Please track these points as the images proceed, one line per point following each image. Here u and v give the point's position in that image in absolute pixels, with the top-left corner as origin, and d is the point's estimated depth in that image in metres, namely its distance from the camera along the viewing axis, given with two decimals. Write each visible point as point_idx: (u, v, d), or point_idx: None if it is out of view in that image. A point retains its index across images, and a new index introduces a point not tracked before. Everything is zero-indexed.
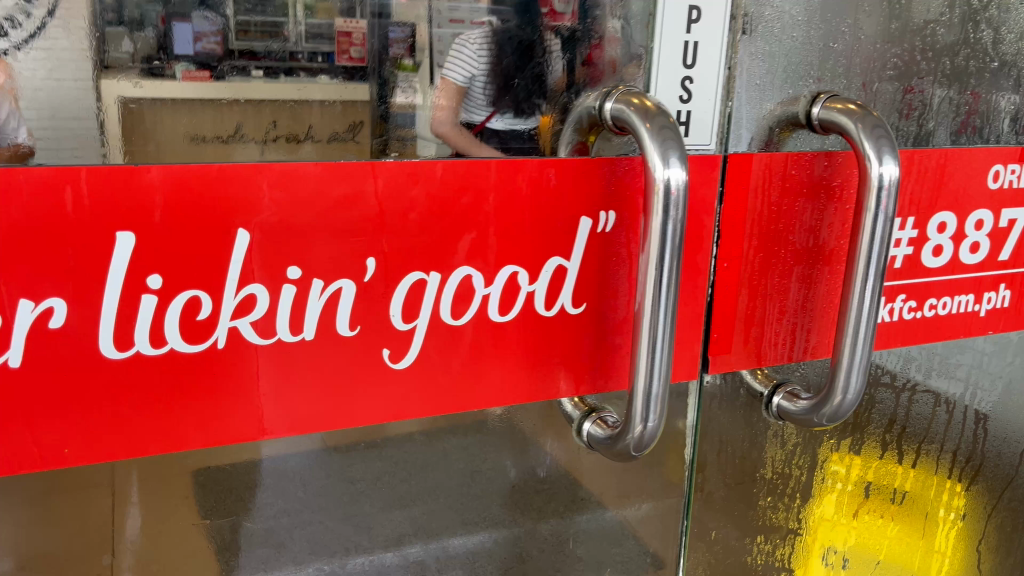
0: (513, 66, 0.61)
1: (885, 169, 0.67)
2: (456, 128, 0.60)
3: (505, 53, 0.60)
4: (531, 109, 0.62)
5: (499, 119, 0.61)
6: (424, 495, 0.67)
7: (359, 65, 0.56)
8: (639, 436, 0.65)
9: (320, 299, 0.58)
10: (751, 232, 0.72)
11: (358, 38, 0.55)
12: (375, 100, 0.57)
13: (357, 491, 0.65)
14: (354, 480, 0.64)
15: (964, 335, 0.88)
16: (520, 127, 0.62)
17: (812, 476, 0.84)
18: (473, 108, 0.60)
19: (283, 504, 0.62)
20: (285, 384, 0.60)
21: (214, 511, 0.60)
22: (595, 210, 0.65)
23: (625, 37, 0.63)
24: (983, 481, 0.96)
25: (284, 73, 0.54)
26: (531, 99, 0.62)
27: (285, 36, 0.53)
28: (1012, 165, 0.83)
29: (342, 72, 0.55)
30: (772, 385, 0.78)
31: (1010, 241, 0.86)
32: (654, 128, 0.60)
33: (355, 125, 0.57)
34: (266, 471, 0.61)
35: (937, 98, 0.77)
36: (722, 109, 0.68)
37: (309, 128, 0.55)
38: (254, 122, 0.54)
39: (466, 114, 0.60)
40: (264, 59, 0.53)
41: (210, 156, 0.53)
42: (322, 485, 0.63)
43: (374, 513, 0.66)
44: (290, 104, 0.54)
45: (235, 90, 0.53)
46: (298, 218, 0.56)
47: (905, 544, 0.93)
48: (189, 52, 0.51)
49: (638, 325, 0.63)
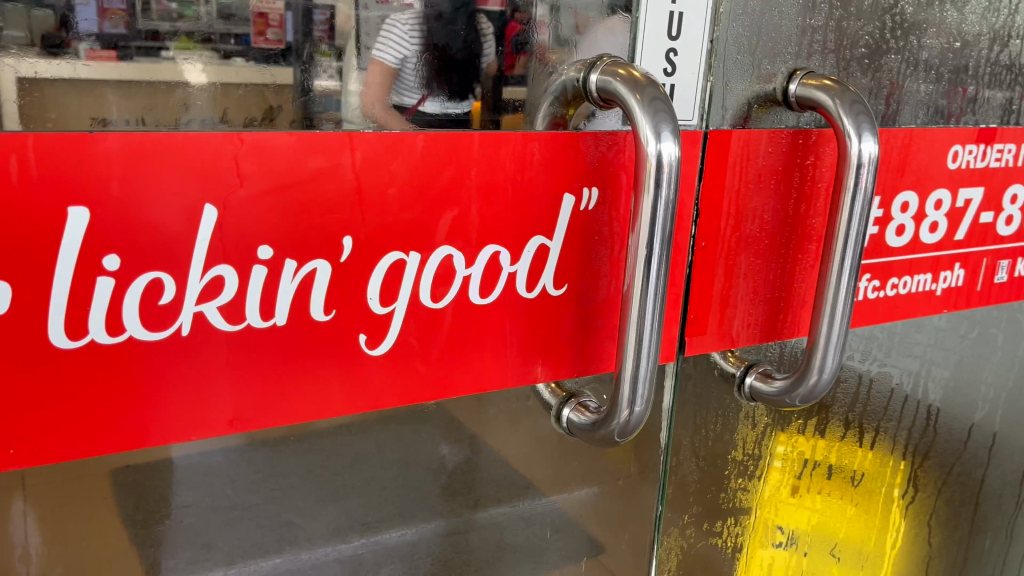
0: (444, 49, 0.56)
1: (864, 146, 0.67)
2: (386, 110, 0.55)
3: (434, 34, 0.55)
4: (465, 93, 0.57)
5: (432, 103, 0.56)
6: (360, 487, 0.61)
7: (278, 47, 0.50)
8: (625, 422, 0.63)
9: (293, 282, 0.54)
10: (728, 212, 0.71)
11: (275, 19, 0.50)
12: (297, 83, 0.51)
13: (288, 485, 0.58)
14: (284, 475, 0.58)
15: (922, 314, 0.89)
16: (453, 110, 0.57)
17: (767, 458, 0.84)
18: (403, 91, 0.55)
19: (208, 502, 0.55)
20: (255, 374, 0.55)
21: (164, 508, 0.54)
22: (578, 187, 0.63)
23: (553, 22, 0.59)
24: (936, 458, 0.97)
25: (196, 54, 0.48)
26: (465, 82, 0.57)
27: (194, 16, 0.48)
28: (970, 145, 0.84)
29: (259, 54, 0.50)
30: (744, 366, 0.77)
31: (965, 221, 0.87)
32: (645, 99, 0.58)
33: (275, 110, 0.51)
34: (237, 471, 0.56)
35: (903, 77, 0.77)
36: (704, 84, 0.67)
37: (223, 114, 0.50)
38: (164, 107, 0.48)
39: (397, 97, 0.55)
40: (175, 39, 0.47)
41: (171, 125, 0.48)
42: (251, 481, 0.57)
43: (306, 507, 0.59)
44: (203, 89, 0.49)
45: (143, 71, 0.47)
46: (270, 194, 0.52)
47: (863, 522, 0.94)
48: (93, 29, 0.45)
49: (628, 306, 0.61)
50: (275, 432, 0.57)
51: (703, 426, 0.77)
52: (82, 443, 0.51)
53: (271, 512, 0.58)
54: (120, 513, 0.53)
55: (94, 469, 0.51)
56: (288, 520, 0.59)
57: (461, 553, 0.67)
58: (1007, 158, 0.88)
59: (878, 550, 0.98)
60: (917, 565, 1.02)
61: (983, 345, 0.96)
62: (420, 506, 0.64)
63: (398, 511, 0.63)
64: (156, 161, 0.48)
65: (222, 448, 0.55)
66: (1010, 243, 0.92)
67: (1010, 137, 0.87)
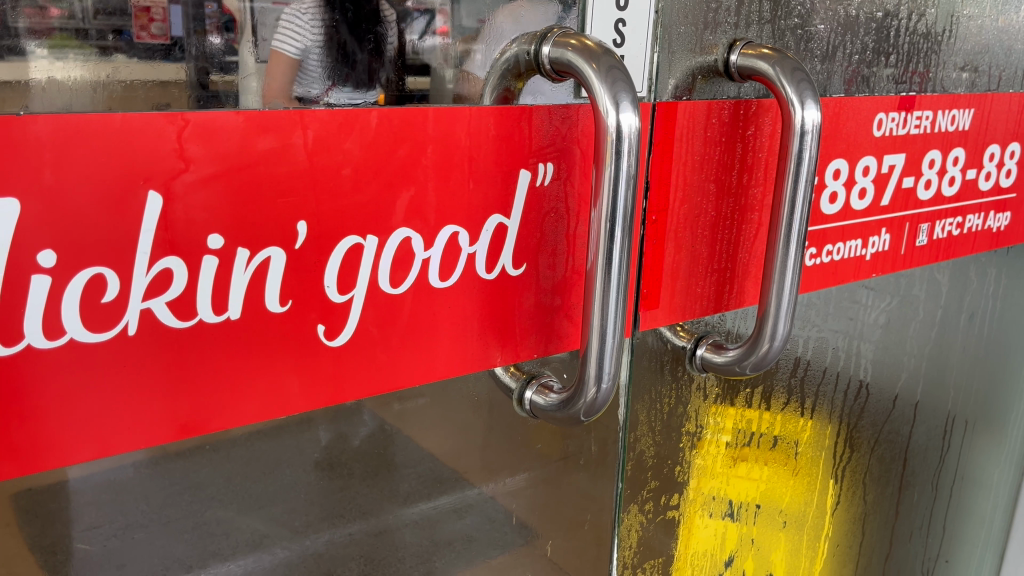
0: (346, 35, 0.52)
1: (807, 113, 0.68)
2: (290, 101, 0.50)
3: (336, 23, 0.51)
4: (370, 80, 0.53)
5: (338, 92, 0.52)
6: (283, 493, 0.56)
7: (162, 42, 0.45)
8: (592, 399, 0.62)
9: (246, 273, 0.51)
10: (677, 184, 0.71)
11: (158, 13, 0.45)
12: (189, 78, 0.46)
13: (206, 497, 0.53)
14: (199, 487, 0.52)
15: (853, 279, 0.92)
16: (361, 101, 0.53)
17: (692, 425, 0.82)
18: (308, 82, 0.50)
19: (121, 522, 0.50)
20: (209, 375, 0.51)
21: (99, 522, 0.49)
22: (533, 162, 0.62)
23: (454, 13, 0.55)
24: (869, 419, 1.01)
25: (74, 50, 0.43)
26: (370, 70, 0.53)
27: (67, 10, 0.43)
28: (892, 113, 0.87)
29: (143, 51, 0.45)
30: (694, 339, 0.78)
31: (890, 186, 0.90)
32: (602, 69, 0.56)
33: (161, 107, 0.46)
34: (184, 498, 0.52)
35: (832, 47, 0.79)
36: (651, 54, 0.66)
37: (108, 110, 0.44)
38: (40, 101, 0.43)
39: (300, 88, 0.50)
40: (48, 35, 0.43)
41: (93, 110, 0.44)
42: (165, 496, 0.51)
43: (230, 518, 0.54)
44: (81, 86, 0.44)
45: (12, 71, 0.42)
46: (219, 177, 0.48)
47: (805, 486, 0.97)
48: None
49: (592, 282, 0.60)
50: (233, 435, 0.53)
51: (658, 400, 0.77)
52: (22, 460, 0.46)
53: (232, 534, 0.55)
54: (62, 549, 0.49)
55: (36, 494, 0.47)
56: (250, 531, 0.56)
57: (393, 550, 0.64)
58: (925, 125, 0.91)
59: (820, 511, 1.01)
60: (855, 523, 1.06)
61: (908, 307, 1.00)
62: (348, 504, 0.60)
63: (325, 514, 0.59)
64: (89, 144, 0.44)
65: (172, 457, 0.51)
66: (929, 207, 0.96)
67: (927, 105, 0.90)
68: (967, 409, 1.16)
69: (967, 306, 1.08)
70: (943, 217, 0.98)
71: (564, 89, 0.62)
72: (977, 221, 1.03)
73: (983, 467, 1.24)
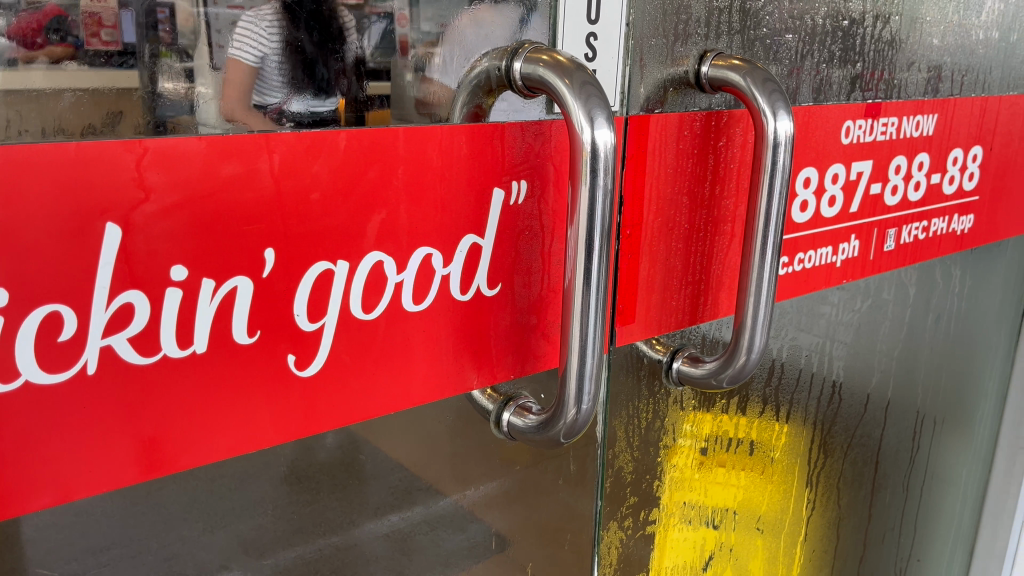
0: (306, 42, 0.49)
1: (780, 125, 0.68)
2: (247, 110, 0.48)
3: (295, 31, 0.49)
4: (331, 88, 0.51)
5: (297, 101, 0.49)
6: (248, 509, 0.54)
7: (114, 49, 0.43)
8: (573, 421, 0.61)
9: (212, 305, 0.49)
10: (650, 197, 0.70)
11: (110, 19, 0.42)
12: (143, 86, 0.44)
13: (170, 515, 0.50)
14: (163, 504, 0.50)
15: (824, 285, 0.92)
16: (321, 109, 0.50)
17: (669, 437, 0.81)
18: (266, 91, 0.48)
19: (84, 544, 0.48)
20: (174, 410, 0.49)
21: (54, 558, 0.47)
22: (507, 180, 0.60)
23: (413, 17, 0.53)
24: (842, 425, 1.01)
25: (21, 59, 0.41)
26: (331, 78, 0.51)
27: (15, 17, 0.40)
28: (860, 120, 0.87)
29: (95, 58, 0.42)
30: (670, 352, 0.77)
31: (859, 193, 0.90)
32: (575, 84, 0.55)
33: (114, 116, 0.43)
34: (148, 516, 0.50)
35: (800, 56, 0.78)
36: (623, 67, 0.65)
37: (58, 124, 0.42)
38: None
39: (258, 97, 0.48)
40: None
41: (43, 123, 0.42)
42: (127, 515, 0.49)
43: (194, 537, 0.52)
44: (32, 95, 0.41)
45: None
46: (181, 205, 0.46)
47: (781, 494, 0.97)
48: None
49: (571, 302, 0.59)
50: (200, 470, 0.51)
51: (635, 415, 0.76)
52: None
53: (197, 555, 0.52)
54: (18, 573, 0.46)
55: None
56: (216, 563, 0.53)
57: (362, 563, 0.61)
58: (891, 131, 0.91)
59: (796, 518, 1.01)
60: (830, 527, 1.06)
61: (878, 311, 1.00)
62: (316, 519, 0.57)
63: (292, 531, 0.56)
64: (42, 176, 0.42)
65: (137, 497, 0.49)
66: (896, 212, 0.96)
67: (892, 111, 0.91)
68: (935, 409, 1.17)
69: (933, 308, 1.09)
70: (909, 222, 0.99)
71: (536, 105, 0.61)
72: (942, 225, 1.04)
73: (950, 465, 1.25)
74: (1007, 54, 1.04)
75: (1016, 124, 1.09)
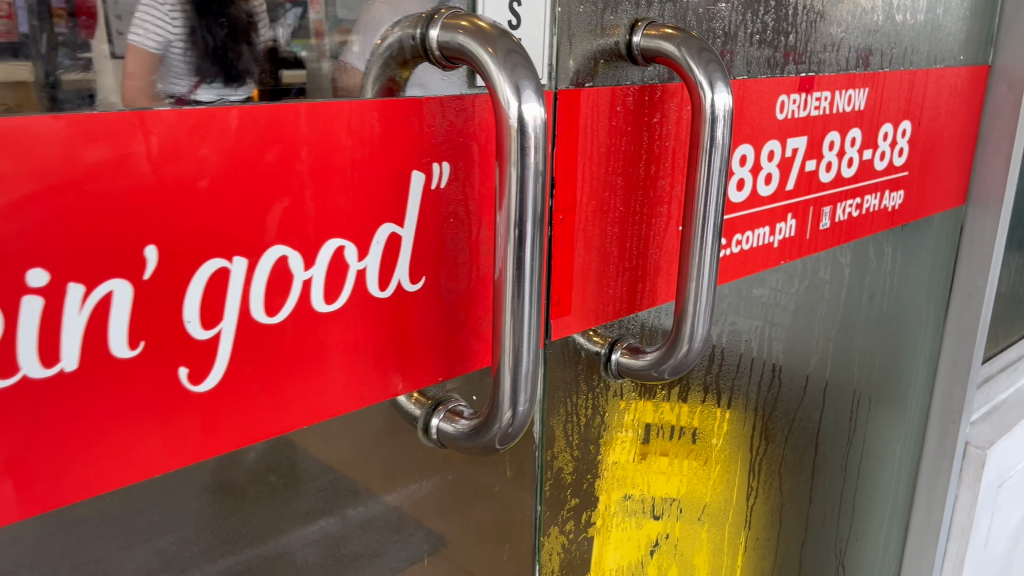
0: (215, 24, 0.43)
1: (718, 97, 0.63)
2: (152, 100, 0.42)
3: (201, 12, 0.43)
4: (242, 76, 0.45)
5: (207, 90, 0.43)
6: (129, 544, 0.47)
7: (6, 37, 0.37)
8: (508, 424, 0.56)
9: (82, 314, 0.41)
10: (583, 178, 0.66)
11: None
12: (37, 76, 0.38)
13: (36, 556, 0.43)
14: (23, 545, 0.42)
15: (762, 267, 0.88)
16: (233, 98, 0.44)
17: (608, 433, 0.76)
18: (172, 78, 0.42)
19: None
20: (39, 439, 0.41)
21: None
22: (426, 162, 0.54)
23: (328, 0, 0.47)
24: (782, 409, 0.99)
25: None
26: (242, 64, 0.45)
27: None
28: (794, 94, 0.84)
29: None
30: (608, 344, 0.73)
31: (794, 170, 0.87)
32: (500, 53, 0.49)
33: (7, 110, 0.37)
34: (7, 560, 0.42)
35: (733, 26, 0.75)
36: (550, 36, 0.60)
37: None
38: None
39: (163, 85, 0.42)
40: None
41: None
42: None
43: None
44: None
45: None
46: (35, 197, 0.39)
47: (724, 483, 0.94)
48: None
49: (502, 295, 0.54)
50: (77, 506, 0.44)
51: (573, 412, 0.72)
52: None
53: None
54: None
55: None
56: None
57: None
58: (824, 106, 0.89)
59: (739, 507, 0.98)
60: (773, 513, 1.04)
61: (815, 292, 0.98)
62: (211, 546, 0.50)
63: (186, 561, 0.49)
64: None
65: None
66: (830, 189, 0.94)
67: (825, 85, 0.88)
68: (870, 388, 1.16)
69: (868, 286, 1.07)
70: (843, 199, 0.96)
71: (456, 78, 0.55)
72: (875, 202, 1.02)
73: (885, 442, 1.25)
74: (932, 28, 1.03)
75: (941, 99, 1.09)
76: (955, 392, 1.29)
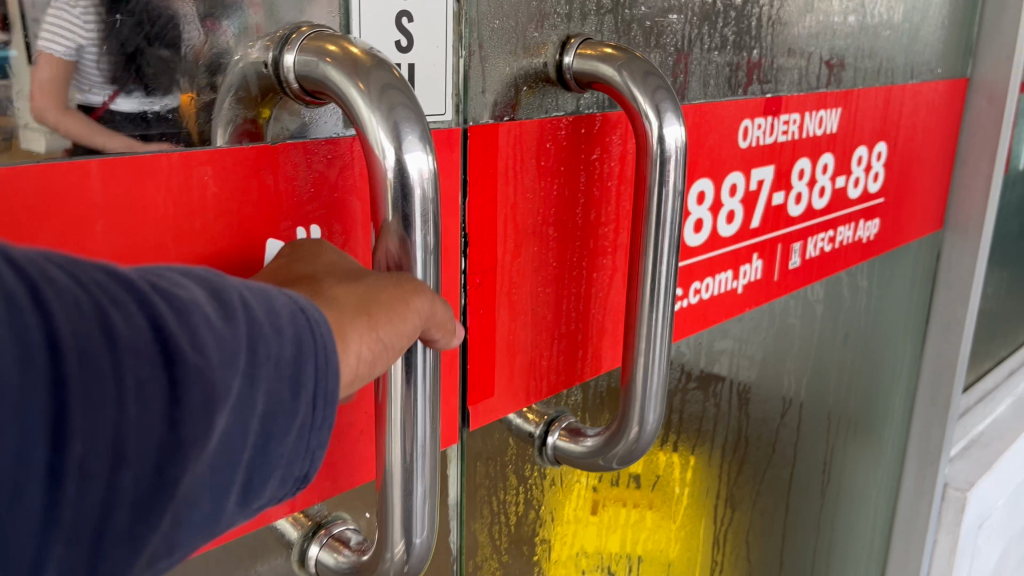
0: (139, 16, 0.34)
1: (667, 130, 0.51)
2: (64, 112, 0.33)
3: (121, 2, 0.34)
4: (167, 81, 0.36)
5: (128, 98, 0.35)
6: None
7: None
8: (401, 564, 0.42)
9: None
10: (504, 232, 0.53)
11: None
12: None
13: None
14: None
15: (725, 317, 0.77)
16: (158, 107, 0.36)
17: (545, 528, 0.64)
18: (88, 85, 0.34)
19: None
20: None
21: None
22: (287, 228, 0.41)
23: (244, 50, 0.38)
24: (750, 470, 0.87)
25: None
26: (168, 66, 0.36)
27: None
28: (758, 118, 0.73)
29: None
30: (545, 423, 0.59)
31: (759, 206, 0.76)
32: (373, 90, 0.36)
33: None
34: None
35: (687, 42, 0.63)
36: (455, 59, 0.47)
37: None
38: None
39: (79, 94, 0.33)
40: None
41: None
42: None
43: None
44: None
45: None
46: None
47: (686, 562, 0.82)
48: None
49: (387, 405, 0.41)
50: None
51: (501, 511, 0.59)
52: None
53: None
54: None
55: None
56: None
57: None
58: (792, 130, 0.77)
59: None
60: None
61: (785, 338, 0.87)
62: None
63: None
64: None
65: None
66: (800, 223, 0.82)
67: (794, 106, 0.77)
68: (844, 436, 1.06)
69: (842, 326, 0.96)
70: (815, 232, 0.85)
71: (326, 114, 0.42)
72: (849, 233, 0.91)
73: (860, 490, 1.14)
74: (909, 39, 0.92)
75: (918, 117, 0.99)
76: (933, 431, 1.19)
